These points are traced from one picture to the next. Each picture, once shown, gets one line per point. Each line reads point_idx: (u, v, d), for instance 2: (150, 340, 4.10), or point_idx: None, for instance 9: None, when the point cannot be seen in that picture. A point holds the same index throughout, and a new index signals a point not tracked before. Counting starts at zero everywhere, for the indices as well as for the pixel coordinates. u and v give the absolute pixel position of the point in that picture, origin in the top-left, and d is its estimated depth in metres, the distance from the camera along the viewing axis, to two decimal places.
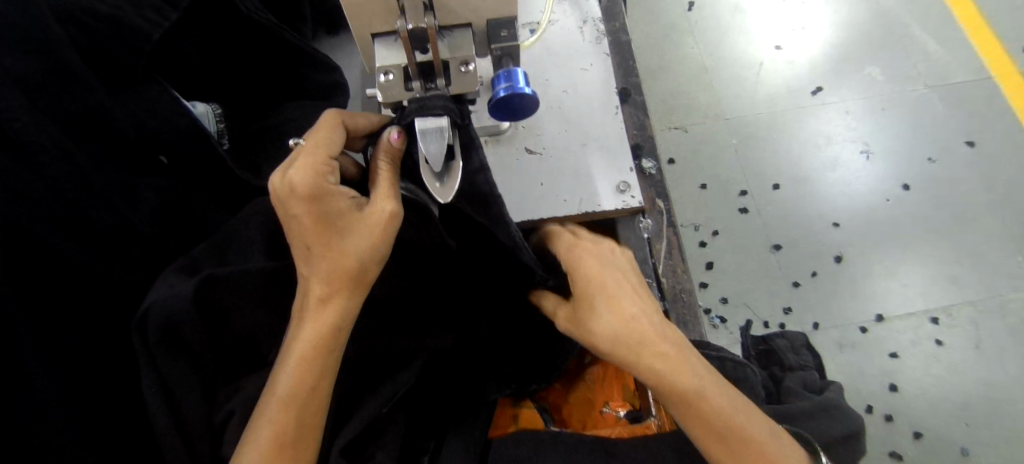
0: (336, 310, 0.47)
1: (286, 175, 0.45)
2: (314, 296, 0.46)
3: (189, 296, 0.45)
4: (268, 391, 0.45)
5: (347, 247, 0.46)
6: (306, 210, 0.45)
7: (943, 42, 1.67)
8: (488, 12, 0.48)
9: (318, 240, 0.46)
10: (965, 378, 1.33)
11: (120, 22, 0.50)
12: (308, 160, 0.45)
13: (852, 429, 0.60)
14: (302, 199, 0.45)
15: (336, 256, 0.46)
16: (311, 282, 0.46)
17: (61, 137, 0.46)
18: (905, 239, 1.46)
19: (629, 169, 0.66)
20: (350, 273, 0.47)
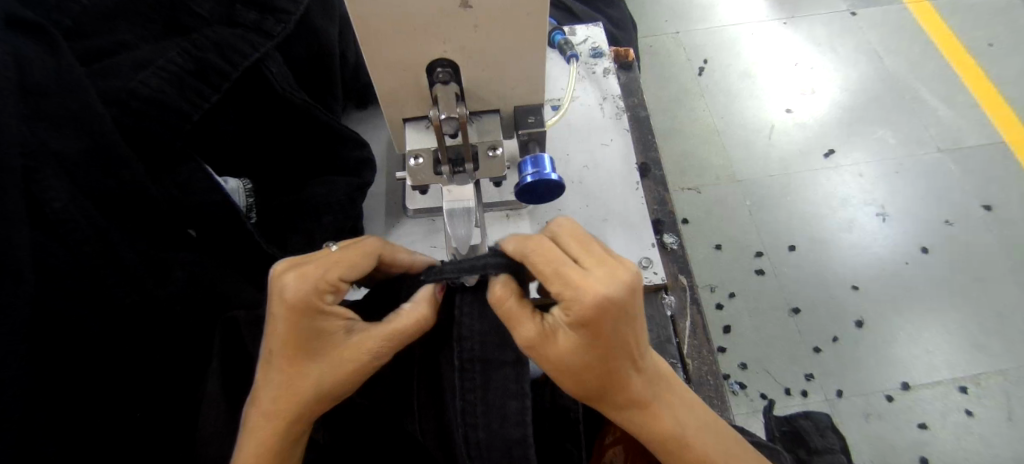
0: (280, 424, 0.45)
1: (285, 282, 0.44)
2: (264, 406, 0.45)
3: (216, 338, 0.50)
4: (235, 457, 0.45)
5: (304, 369, 0.45)
6: (285, 320, 0.44)
7: (952, 106, 1.70)
8: (516, 100, 0.49)
9: (284, 354, 0.45)
10: (1002, 452, 1.25)
11: (164, 103, 0.52)
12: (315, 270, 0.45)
13: None
14: (287, 310, 0.44)
15: (293, 375, 0.45)
16: (266, 390, 0.45)
17: (96, 215, 0.47)
18: (927, 304, 1.42)
19: (650, 244, 0.65)
20: (300, 396, 0.45)
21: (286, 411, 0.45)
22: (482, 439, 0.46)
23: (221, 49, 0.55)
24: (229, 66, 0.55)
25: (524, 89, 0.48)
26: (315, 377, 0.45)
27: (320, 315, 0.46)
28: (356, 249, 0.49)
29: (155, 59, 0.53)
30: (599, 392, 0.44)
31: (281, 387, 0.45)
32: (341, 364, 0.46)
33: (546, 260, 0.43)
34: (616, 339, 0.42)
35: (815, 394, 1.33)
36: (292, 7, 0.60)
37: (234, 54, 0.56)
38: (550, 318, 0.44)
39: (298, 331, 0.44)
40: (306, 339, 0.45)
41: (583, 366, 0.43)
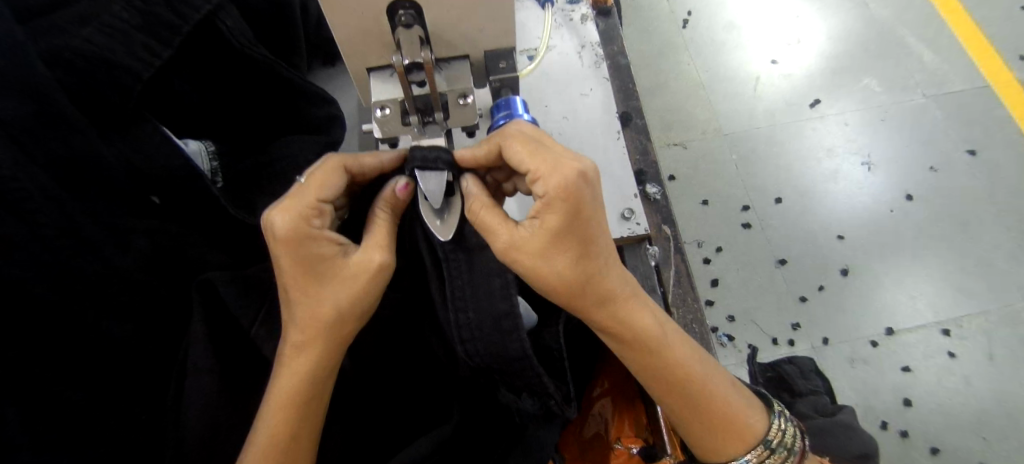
0: (308, 357, 0.46)
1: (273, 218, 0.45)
2: (291, 340, 0.46)
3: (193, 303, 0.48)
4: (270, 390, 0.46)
5: (320, 294, 0.46)
6: (287, 255, 0.45)
7: (938, 51, 1.68)
8: (485, 44, 0.47)
9: (296, 285, 0.46)
10: (981, 390, 1.29)
11: (110, 62, 0.48)
12: (295, 203, 0.45)
13: (868, 451, 0.56)
14: (283, 246, 0.44)
15: (310, 304, 0.46)
16: (292, 326, 0.47)
17: (48, 183, 0.45)
18: (911, 250, 1.43)
19: (632, 195, 0.64)
20: (325, 322, 0.46)
21: (328, 327, 0.46)
22: (472, 321, 0.48)
23: (170, 3, 0.52)
24: (179, 19, 0.52)
25: (494, 32, 0.46)
26: (332, 299, 0.46)
27: (318, 242, 0.45)
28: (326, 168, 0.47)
29: (98, 14, 0.49)
30: (580, 290, 0.45)
31: (302, 316, 0.46)
32: (352, 281, 0.46)
33: (521, 141, 0.45)
34: (584, 226, 0.43)
35: (802, 342, 1.36)
36: None
37: (184, 6, 0.52)
38: (525, 223, 0.45)
39: (302, 258, 0.45)
40: (312, 267, 0.45)
41: (564, 259, 0.44)
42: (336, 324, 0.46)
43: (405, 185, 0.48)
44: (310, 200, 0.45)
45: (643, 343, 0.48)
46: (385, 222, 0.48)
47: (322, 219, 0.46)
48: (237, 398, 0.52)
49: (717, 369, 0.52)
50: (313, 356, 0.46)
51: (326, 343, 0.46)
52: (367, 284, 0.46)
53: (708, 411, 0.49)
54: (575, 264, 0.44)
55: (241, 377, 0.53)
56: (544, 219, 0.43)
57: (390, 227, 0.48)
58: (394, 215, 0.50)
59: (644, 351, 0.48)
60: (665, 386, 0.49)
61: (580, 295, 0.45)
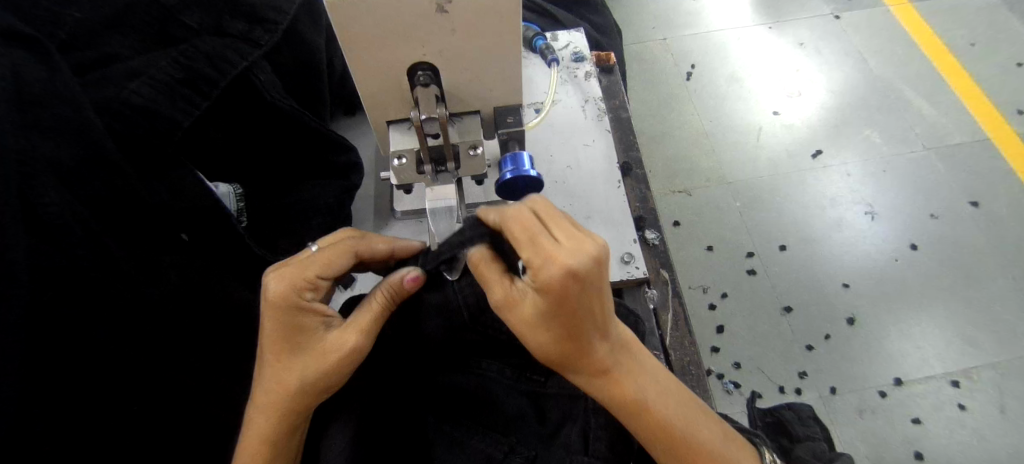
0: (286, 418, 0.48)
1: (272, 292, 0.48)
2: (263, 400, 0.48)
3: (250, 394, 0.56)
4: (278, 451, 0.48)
5: (293, 366, 0.48)
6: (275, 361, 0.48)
7: (937, 105, 1.73)
8: (495, 101, 0.51)
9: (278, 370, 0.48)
10: (994, 444, 1.27)
11: (154, 111, 0.53)
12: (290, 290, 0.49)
13: None
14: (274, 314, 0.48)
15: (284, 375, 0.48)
16: (263, 386, 0.48)
17: (90, 221, 0.49)
18: (917, 300, 1.44)
19: (632, 240, 0.67)
20: (292, 389, 0.47)
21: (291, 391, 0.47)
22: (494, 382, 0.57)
23: (211, 59, 0.57)
24: (218, 73, 0.57)
25: (502, 92, 0.51)
26: (299, 371, 0.48)
27: (269, 416, 0.47)
28: (328, 250, 0.53)
29: (147, 69, 0.54)
30: (567, 352, 0.46)
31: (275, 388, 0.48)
32: (323, 356, 0.48)
33: (520, 221, 0.43)
34: (585, 314, 0.42)
35: (808, 391, 1.35)
36: (278, 18, 0.64)
37: (224, 63, 0.58)
38: (521, 285, 0.45)
39: (261, 444, 0.47)
40: (291, 336, 0.48)
41: (553, 334, 0.44)
42: (317, 351, 0.49)
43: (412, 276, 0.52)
44: (306, 273, 0.50)
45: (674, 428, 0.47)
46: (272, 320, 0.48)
47: (314, 293, 0.51)
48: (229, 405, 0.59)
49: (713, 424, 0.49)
50: (270, 417, 0.47)
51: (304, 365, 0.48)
52: (338, 361, 0.48)
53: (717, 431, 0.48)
54: (559, 341, 0.44)
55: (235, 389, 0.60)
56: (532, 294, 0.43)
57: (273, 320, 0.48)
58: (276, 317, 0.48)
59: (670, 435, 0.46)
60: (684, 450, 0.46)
61: (556, 359, 0.47)
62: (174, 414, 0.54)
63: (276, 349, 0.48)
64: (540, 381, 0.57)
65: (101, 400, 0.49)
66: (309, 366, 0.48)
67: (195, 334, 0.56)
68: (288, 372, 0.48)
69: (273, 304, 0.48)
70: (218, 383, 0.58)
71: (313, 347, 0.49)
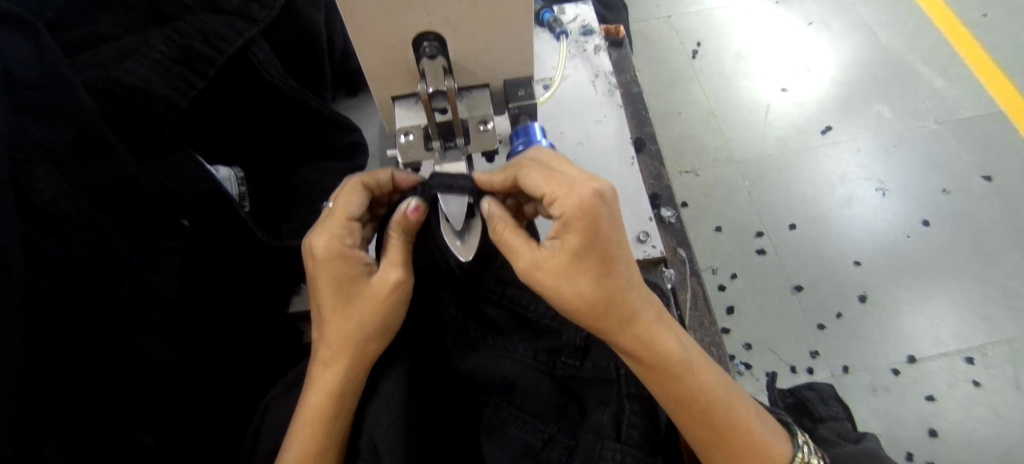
0: (343, 368, 0.48)
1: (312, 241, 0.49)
2: (321, 357, 0.49)
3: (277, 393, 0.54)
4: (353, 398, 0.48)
5: (352, 311, 0.48)
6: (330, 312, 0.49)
7: (949, 78, 1.69)
8: (505, 72, 0.49)
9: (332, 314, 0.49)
10: (1010, 421, 1.25)
11: (149, 91, 0.51)
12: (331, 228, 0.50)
13: None
14: (321, 261, 0.49)
15: (341, 320, 0.49)
16: (322, 343, 0.49)
17: (87, 207, 0.46)
18: (930, 277, 1.41)
19: (647, 218, 0.65)
20: (352, 335, 0.48)
21: (352, 336, 0.48)
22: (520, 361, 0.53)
23: (207, 36, 0.55)
24: (214, 51, 0.55)
25: (513, 61, 0.48)
26: (359, 313, 0.48)
27: (332, 367, 0.48)
28: (344, 196, 0.51)
29: (138, 47, 0.52)
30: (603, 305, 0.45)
31: (332, 339, 0.48)
32: (375, 293, 0.48)
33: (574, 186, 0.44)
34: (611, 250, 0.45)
35: (821, 371, 1.33)
36: None
37: (220, 40, 0.55)
38: (547, 243, 0.46)
39: (328, 398, 0.47)
40: (343, 283, 0.49)
41: (587, 277, 0.44)
42: (369, 287, 0.49)
43: (414, 207, 0.49)
44: (344, 224, 0.50)
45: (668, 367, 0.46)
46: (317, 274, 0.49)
47: (354, 240, 0.51)
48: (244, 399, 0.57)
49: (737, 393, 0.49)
50: (338, 369, 0.48)
51: (360, 308, 0.48)
52: (385, 300, 0.48)
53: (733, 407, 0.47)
54: (596, 284, 0.44)
55: (248, 382, 0.57)
56: (565, 238, 0.45)
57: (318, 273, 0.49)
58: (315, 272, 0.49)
59: (669, 376, 0.46)
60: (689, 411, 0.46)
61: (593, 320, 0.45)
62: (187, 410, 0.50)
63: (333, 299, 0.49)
64: (574, 365, 0.54)
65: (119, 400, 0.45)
66: (364, 310, 0.48)
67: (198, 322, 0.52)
68: (347, 321, 0.48)
69: (321, 258, 0.49)
70: (228, 373, 0.54)
71: (364, 294, 0.49)
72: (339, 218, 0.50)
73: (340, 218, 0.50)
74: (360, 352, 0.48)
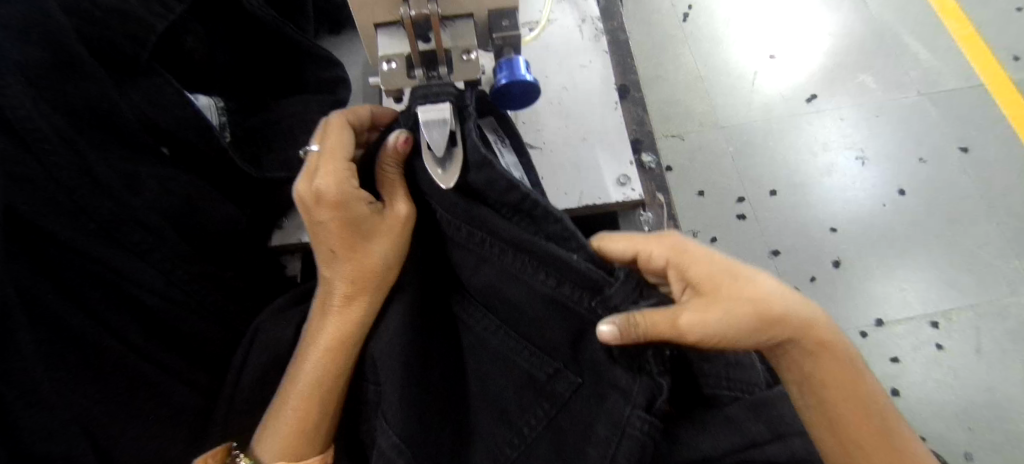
0: (360, 305, 0.50)
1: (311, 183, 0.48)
2: (339, 294, 0.50)
3: (264, 320, 0.55)
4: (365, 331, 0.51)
5: (369, 247, 0.49)
6: (344, 251, 0.49)
7: (933, 49, 1.70)
8: (489, 2, 0.48)
9: (344, 251, 0.49)
10: (966, 381, 1.32)
11: (125, 12, 0.50)
12: (331, 167, 0.48)
13: None
14: (327, 205, 0.48)
15: (356, 257, 0.49)
16: (336, 282, 0.50)
17: (63, 126, 0.46)
18: (902, 244, 1.46)
19: (629, 162, 0.66)
20: (373, 269, 0.49)
21: (371, 270, 0.49)
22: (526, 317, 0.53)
23: None
24: None
25: None
26: (375, 249, 0.49)
27: (352, 305, 0.50)
28: (335, 136, 0.50)
29: None
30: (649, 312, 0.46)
31: (350, 277, 0.49)
32: (388, 229, 0.49)
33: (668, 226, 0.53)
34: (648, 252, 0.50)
35: None
36: None
37: None
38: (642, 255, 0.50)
39: (347, 333, 0.50)
40: (355, 223, 0.49)
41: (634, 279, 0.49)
42: (382, 223, 0.49)
43: (405, 140, 0.48)
44: (342, 164, 0.49)
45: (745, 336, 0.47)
46: (322, 215, 0.49)
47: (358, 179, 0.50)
48: (230, 329, 0.57)
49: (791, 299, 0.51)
50: (361, 303, 0.50)
51: (377, 243, 0.49)
52: (400, 232, 0.50)
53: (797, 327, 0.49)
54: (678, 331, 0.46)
55: (234, 314, 0.58)
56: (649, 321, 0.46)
57: (321, 215, 0.49)
58: (318, 212, 0.49)
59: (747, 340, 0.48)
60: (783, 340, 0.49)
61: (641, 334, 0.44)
62: (165, 328, 0.51)
63: (343, 237, 0.49)
64: None
65: (99, 317, 0.46)
66: (375, 242, 0.49)
67: (181, 247, 0.52)
68: (367, 255, 0.49)
69: (327, 201, 0.48)
70: (210, 299, 0.55)
71: (374, 230, 0.49)
72: (337, 158, 0.49)
73: (337, 158, 0.49)
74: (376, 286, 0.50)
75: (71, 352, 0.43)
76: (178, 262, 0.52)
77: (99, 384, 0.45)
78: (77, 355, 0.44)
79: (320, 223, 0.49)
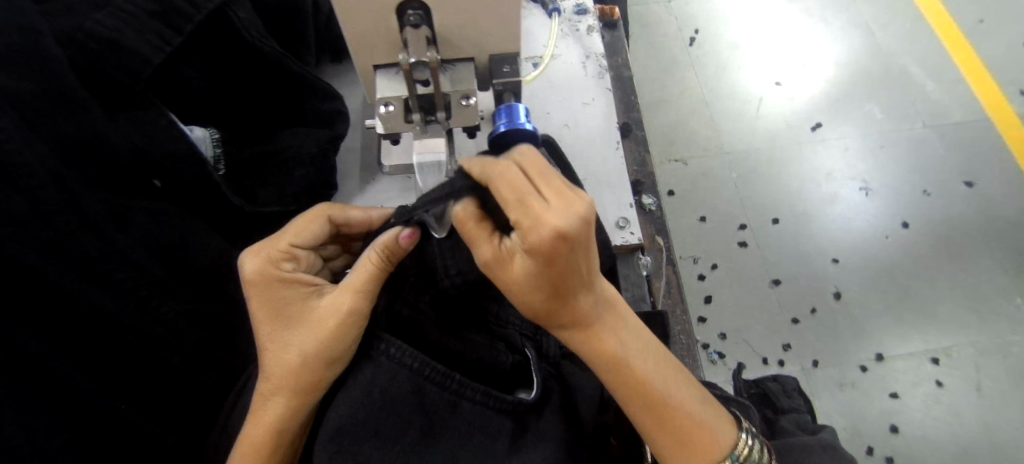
0: (280, 403, 0.46)
1: (248, 265, 0.49)
2: (264, 391, 0.47)
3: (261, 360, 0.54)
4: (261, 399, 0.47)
5: (289, 338, 0.47)
6: (271, 347, 0.47)
7: (941, 81, 1.69)
8: (489, 47, 0.48)
9: (269, 345, 0.47)
10: (967, 420, 1.30)
11: (120, 44, 0.49)
12: (264, 250, 0.50)
13: None
14: (256, 286, 0.48)
15: (279, 350, 0.47)
16: (263, 375, 0.47)
17: (52, 159, 0.44)
18: (906, 278, 1.44)
19: (629, 204, 0.65)
20: (295, 368, 0.46)
21: (294, 369, 0.45)
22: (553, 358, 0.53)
23: None
24: (193, 8, 0.53)
25: (499, 36, 0.47)
26: (298, 343, 0.46)
27: (277, 399, 0.46)
28: (303, 218, 0.53)
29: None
30: (552, 313, 0.44)
31: (271, 367, 0.47)
32: (322, 324, 0.46)
33: (508, 181, 0.39)
34: (572, 274, 0.41)
35: (792, 363, 1.36)
36: None
37: None
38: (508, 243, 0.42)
39: (275, 429, 0.46)
40: (280, 311, 0.48)
41: (538, 293, 0.43)
42: (312, 318, 0.47)
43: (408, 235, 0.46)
44: (279, 245, 0.50)
45: (603, 365, 0.45)
46: (256, 300, 0.48)
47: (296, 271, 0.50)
48: (214, 364, 0.56)
49: (680, 379, 0.47)
50: (280, 402, 0.46)
51: (308, 337, 0.46)
52: (335, 330, 0.45)
53: (667, 415, 0.44)
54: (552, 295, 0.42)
55: (219, 347, 0.56)
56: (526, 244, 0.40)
57: (256, 301, 0.48)
58: (254, 295, 0.49)
59: (608, 371, 0.45)
60: (645, 407, 0.45)
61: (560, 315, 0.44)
62: (140, 366, 0.50)
63: (265, 325, 0.48)
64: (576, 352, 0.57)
65: (76, 355, 0.45)
66: (309, 338, 0.46)
67: (167, 283, 0.51)
68: (286, 349, 0.46)
69: (247, 279, 0.48)
70: (197, 336, 0.53)
71: (305, 320, 0.47)
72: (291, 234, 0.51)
73: (286, 240, 0.51)
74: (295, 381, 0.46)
75: (51, 398, 0.43)
76: (159, 302, 0.50)
77: (70, 421, 0.44)
78: (53, 395, 0.43)
79: (257, 322, 0.48)
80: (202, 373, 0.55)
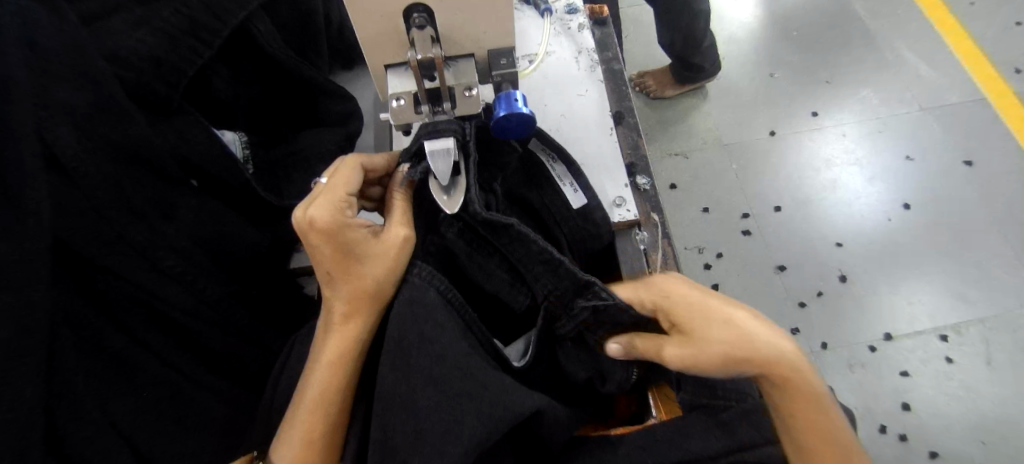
0: (357, 326, 0.50)
1: (306, 212, 0.49)
2: (337, 316, 0.50)
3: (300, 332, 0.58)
4: (329, 325, 0.50)
5: (362, 270, 0.49)
6: (343, 279, 0.50)
7: (935, 65, 1.73)
8: (487, 43, 0.53)
9: (340, 275, 0.50)
10: (979, 394, 1.31)
11: (160, 59, 0.55)
12: (326, 199, 0.50)
13: None
14: (319, 233, 0.49)
15: (353, 278, 0.49)
16: (335, 303, 0.50)
17: (106, 164, 0.49)
18: (910, 257, 1.47)
19: (624, 184, 0.70)
20: (369, 291, 0.49)
21: (370, 293, 0.49)
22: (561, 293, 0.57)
23: (211, 8, 0.59)
24: (219, 24, 0.60)
25: (495, 33, 0.52)
26: (371, 271, 0.49)
27: (355, 320, 0.50)
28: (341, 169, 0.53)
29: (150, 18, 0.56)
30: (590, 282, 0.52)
31: (346, 295, 0.49)
32: (386, 252, 0.50)
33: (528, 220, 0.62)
34: None
35: (801, 346, 1.39)
36: None
37: (224, 13, 0.60)
38: None
39: (348, 349, 0.49)
40: (347, 249, 0.49)
41: None
42: (379, 248, 0.50)
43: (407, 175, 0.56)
44: (338, 193, 0.51)
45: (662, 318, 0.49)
46: (319, 243, 0.49)
47: (353, 211, 0.52)
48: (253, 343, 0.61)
49: None
50: (360, 322, 0.50)
51: (379, 265, 0.50)
52: (398, 252, 0.51)
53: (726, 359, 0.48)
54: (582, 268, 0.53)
55: (257, 330, 0.62)
56: None
57: (321, 244, 0.49)
58: (315, 240, 0.49)
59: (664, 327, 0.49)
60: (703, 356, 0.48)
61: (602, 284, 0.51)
62: (191, 343, 0.55)
63: (338, 264, 0.49)
64: None
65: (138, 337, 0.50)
66: (377, 267, 0.49)
67: (212, 270, 0.57)
68: (363, 278, 0.49)
69: (320, 227, 0.48)
70: (239, 317, 0.59)
71: (371, 252, 0.50)
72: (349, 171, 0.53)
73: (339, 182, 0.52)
74: (367, 306, 0.50)
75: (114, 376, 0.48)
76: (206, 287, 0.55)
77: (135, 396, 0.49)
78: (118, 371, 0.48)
79: (322, 262, 0.50)
80: (243, 353, 0.60)
